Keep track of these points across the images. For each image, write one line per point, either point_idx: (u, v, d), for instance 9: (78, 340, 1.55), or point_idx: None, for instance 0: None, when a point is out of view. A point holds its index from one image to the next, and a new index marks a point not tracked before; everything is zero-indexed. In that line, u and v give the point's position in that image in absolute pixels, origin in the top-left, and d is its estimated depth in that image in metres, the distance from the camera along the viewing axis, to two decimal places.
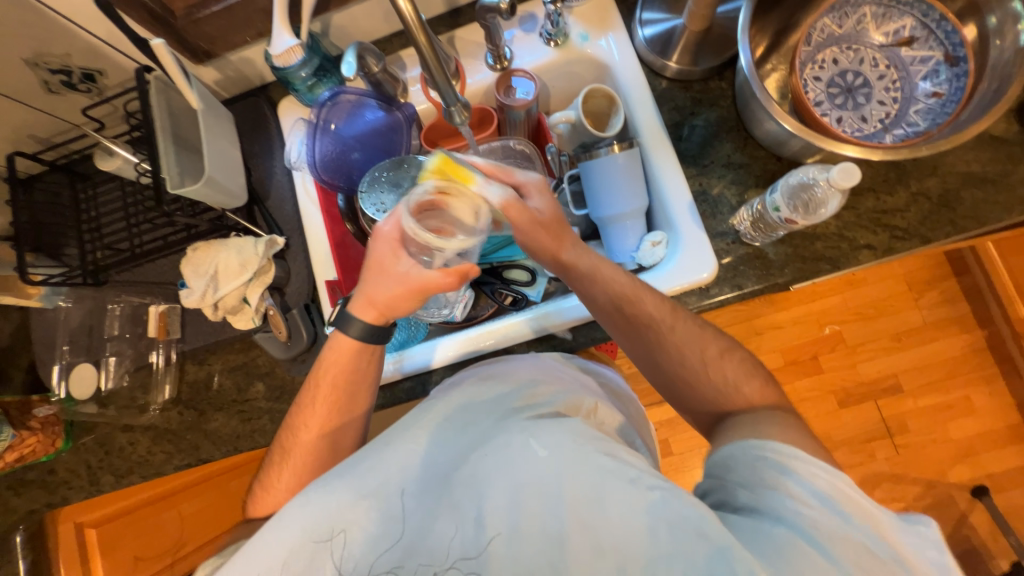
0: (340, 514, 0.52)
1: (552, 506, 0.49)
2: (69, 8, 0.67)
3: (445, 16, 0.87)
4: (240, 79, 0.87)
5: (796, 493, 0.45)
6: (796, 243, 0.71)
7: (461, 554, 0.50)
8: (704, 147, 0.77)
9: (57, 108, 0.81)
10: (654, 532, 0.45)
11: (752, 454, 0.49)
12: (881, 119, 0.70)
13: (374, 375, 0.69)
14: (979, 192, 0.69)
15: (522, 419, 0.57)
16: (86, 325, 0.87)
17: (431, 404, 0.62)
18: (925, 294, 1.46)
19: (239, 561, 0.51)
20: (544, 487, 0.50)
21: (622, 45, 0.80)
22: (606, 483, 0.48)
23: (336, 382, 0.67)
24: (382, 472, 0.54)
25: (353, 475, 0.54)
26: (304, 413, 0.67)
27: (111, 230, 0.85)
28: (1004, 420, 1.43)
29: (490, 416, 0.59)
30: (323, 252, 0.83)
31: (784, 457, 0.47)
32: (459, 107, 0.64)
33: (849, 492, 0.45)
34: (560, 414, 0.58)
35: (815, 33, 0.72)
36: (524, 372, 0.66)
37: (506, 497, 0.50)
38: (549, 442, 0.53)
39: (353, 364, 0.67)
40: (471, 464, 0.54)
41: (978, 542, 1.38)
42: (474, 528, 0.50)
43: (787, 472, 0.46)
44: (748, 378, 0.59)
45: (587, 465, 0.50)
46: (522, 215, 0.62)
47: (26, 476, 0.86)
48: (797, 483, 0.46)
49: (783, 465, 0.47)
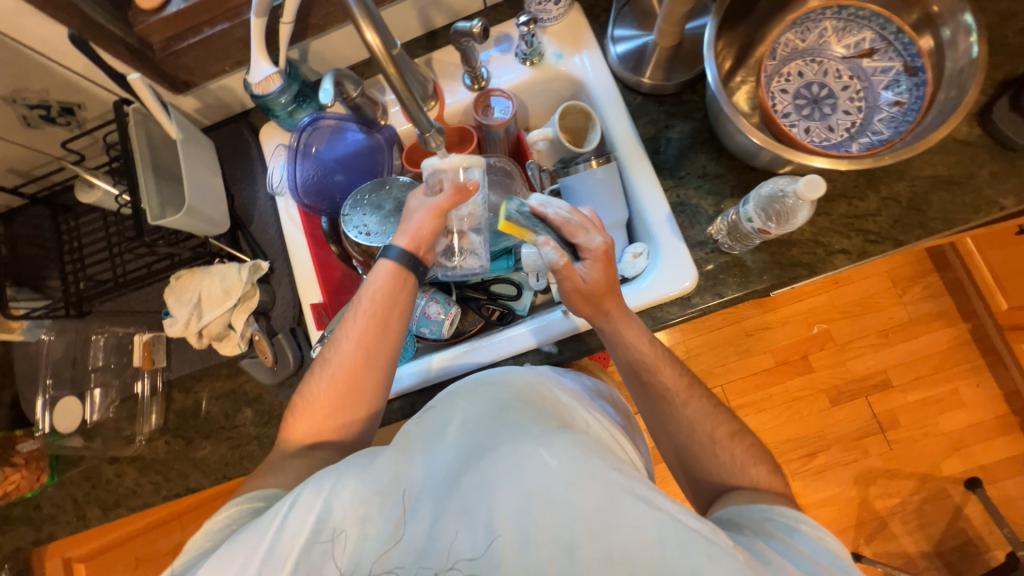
0: (352, 509, 0.55)
1: (562, 514, 0.49)
2: (43, 46, 0.68)
3: (422, 39, 0.88)
4: (221, 106, 0.87)
5: (804, 551, 0.49)
6: (773, 250, 0.73)
7: (462, 555, 0.50)
8: (680, 159, 0.79)
9: (36, 142, 0.81)
10: (664, 546, 0.46)
11: (759, 515, 0.55)
12: (847, 128, 0.72)
13: (406, 306, 0.71)
14: (947, 194, 0.71)
15: (532, 427, 0.55)
16: (69, 357, 0.86)
17: (438, 415, 0.62)
18: (909, 290, 1.49)
19: (256, 541, 0.55)
20: (553, 495, 0.49)
21: (596, 63, 0.82)
22: (618, 496, 0.48)
23: (377, 316, 0.68)
24: (392, 471, 0.57)
25: (367, 474, 0.57)
26: (343, 330, 0.69)
27: (94, 260, 0.84)
28: (993, 412, 1.45)
29: (494, 423, 0.57)
30: (308, 275, 0.83)
31: (793, 521, 0.53)
32: (434, 132, 0.67)
33: (844, 551, 0.51)
34: (566, 424, 0.58)
35: (779, 48, 0.74)
36: (530, 376, 0.65)
37: (515, 505, 0.50)
38: (558, 451, 0.52)
39: (391, 289, 0.69)
40: (480, 470, 0.53)
41: (975, 534, 1.39)
42: (482, 532, 0.50)
43: (793, 532, 0.52)
44: (753, 460, 0.63)
45: (597, 477, 0.50)
46: (597, 286, 0.64)
47: (11, 513, 0.85)
48: (803, 541, 0.51)
49: (790, 527, 0.53)
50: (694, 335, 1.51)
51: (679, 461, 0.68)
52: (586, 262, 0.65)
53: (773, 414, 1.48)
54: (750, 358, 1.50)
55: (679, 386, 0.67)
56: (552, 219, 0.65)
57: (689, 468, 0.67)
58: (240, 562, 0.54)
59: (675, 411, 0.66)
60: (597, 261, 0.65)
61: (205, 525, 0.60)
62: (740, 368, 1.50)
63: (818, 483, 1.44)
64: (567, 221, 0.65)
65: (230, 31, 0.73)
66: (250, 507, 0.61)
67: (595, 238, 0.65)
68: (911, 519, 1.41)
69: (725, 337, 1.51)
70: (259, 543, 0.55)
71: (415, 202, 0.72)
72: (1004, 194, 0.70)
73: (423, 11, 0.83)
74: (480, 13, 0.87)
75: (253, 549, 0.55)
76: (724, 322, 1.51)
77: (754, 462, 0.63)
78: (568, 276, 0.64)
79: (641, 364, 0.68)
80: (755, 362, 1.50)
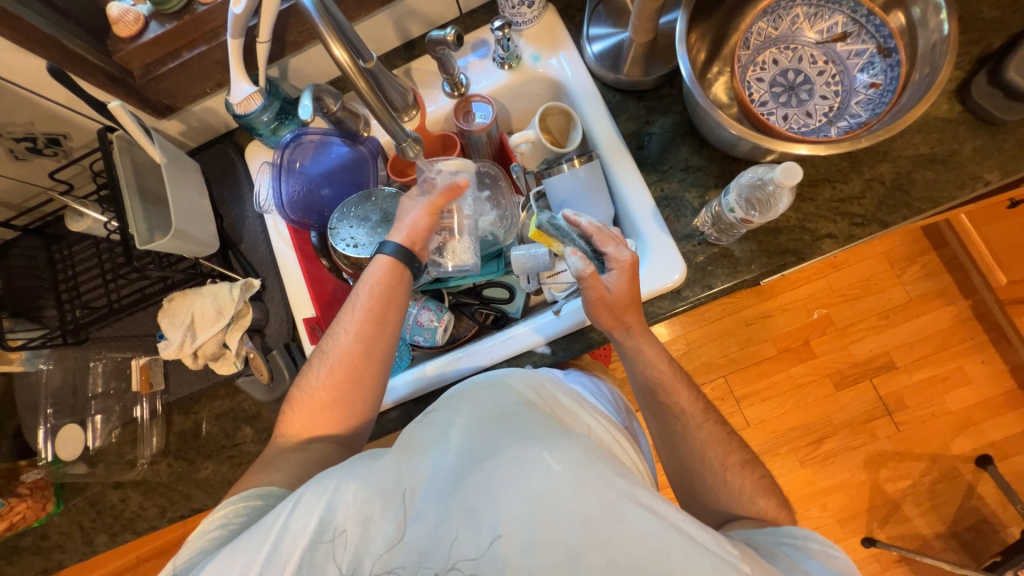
0: (354, 512, 0.55)
1: (567, 519, 0.49)
2: (25, 80, 0.68)
3: (400, 49, 0.89)
4: (205, 128, 0.88)
5: (814, 571, 0.52)
6: (760, 239, 0.73)
7: (462, 555, 0.51)
8: (662, 154, 0.79)
9: (25, 174, 0.82)
10: (667, 551, 0.47)
11: (771, 540, 0.58)
12: (825, 113, 0.72)
13: (401, 300, 0.72)
14: (931, 173, 0.71)
15: (535, 430, 0.56)
16: (69, 385, 0.87)
17: (441, 417, 0.62)
18: (907, 270, 1.48)
19: (257, 539, 0.55)
20: (558, 500, 0.50)
21: (573, 63, 0.82)
22: (622, 503, 0.50)
23: (374, 310, 0.69)
24: (395, 473, 0.57)
25: (369, 475, 0.57)
26: (340, 325, 0.70)
27: (88, 287, 0.85)
28: (1000, 387, 1.43)
29: (497, 425, 0.58)
30: (300, 290, 0.84)
31: (799, 544, 0.56)
32: (410, 142, 0.69)
33: (853, 570, 0.54)
34: (567, 428, 0.59)
35: (753, 37, 0.74)
36: (530, 378, 0.65)
37: (518, 507, 0.50)
38: (563, 456, 0.52)
39: (387, 284, 0.70)
40: (483, 472, 0.53)
41: (989, 512, 1.38)
42: (485, 533, 0.50)
43: (801, 555, 0.55)
44: (762, 491, 0.65)
45: (601, 483, 0.51)
46: (625, 297, 0.65)
47: (20, 543, 0.85)
48: (811, 564, 0.54)
49: (799, 550, 0.56)
50: (692, 327, 1.51)
51: (678, 455, 0.68)
52: (612, 273, 0.65)
53: (777, 402, 1.47)
54: (751, 347, 1.49)
55: (667, 379, 0.69)
56: (585, 228, 0.66)
57: (688, 461, 0.67)
58: (243, 563, 0.54)
59: (685, 431, 0.68)
60: (623, 272, 0.65)
61: (206, 518, 0.60)
62: (741, 358, 1.49)
63: (827, 469, 1.43)
64: (599, 231, 0.66)
65: (208, 54, 0.74)
66: (249, 506, 0.61)
67: (626, 250, 0.66)
68: (924, 500, 1.40)
69: (724, 328, 1.51)
70: (261, 545, 0.55)
71: (408, 202, 0.75)
72: (988, 169, 0.70)
73: (399, 22, 0.83)
74: (456, 21, 0.88)
75: (255, 550, 0.54)
76: (722, 313, 1.51)
77: (763, 493, 0.65)
78: (594, 287, 0.63)
79: (659, 385, 0.69)
80: (756, 351, 1.49)
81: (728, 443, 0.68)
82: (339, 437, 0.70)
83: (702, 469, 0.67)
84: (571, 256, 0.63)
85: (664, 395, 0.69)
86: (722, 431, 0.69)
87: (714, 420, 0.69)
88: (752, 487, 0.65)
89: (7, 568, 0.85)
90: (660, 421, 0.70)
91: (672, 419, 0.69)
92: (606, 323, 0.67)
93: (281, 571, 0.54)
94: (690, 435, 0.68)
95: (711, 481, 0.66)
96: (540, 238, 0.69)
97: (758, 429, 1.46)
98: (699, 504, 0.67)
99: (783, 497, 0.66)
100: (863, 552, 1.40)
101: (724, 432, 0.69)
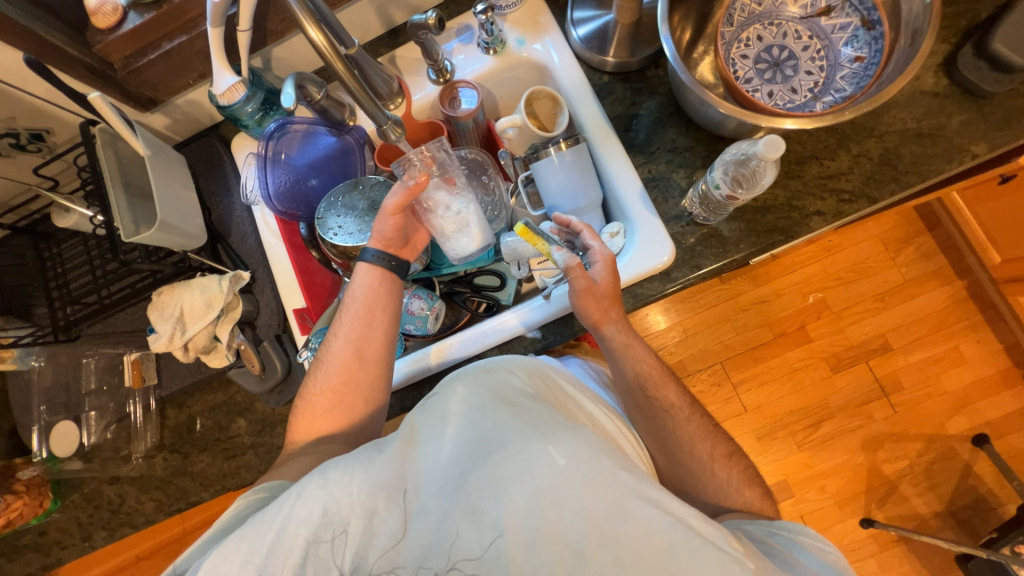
0: (358, 506, 0.54)
1: (572, 516, 0.50)
2: (6, 73, 0.68)
3: (385, 37, 0.89)
4: (191, 121, 0.88)
5: (805, 566, 0.53)
6: (748, 218, 0.73)
7: (462, 555, 0.51)
8: (650, 136, 0.79)
9: (10, 171, 0.82)
10: (673, 550, 0.48)
11: (763, 530, 0.59)
12: (810, 89, 0.72)
13: (392, 299, 0.74)
14: (918, 147, 0.71)
15: (540, 425, 0.55)
16: (61, 382, 0.86)
17: (440, 411, 0.60)
18: (902, 252, 1.48)
19: (255, 531, 0.53)
20: (563, 496, 0.51)
21: (559, 47, 0.82)
22: (628, 498, 0.50)
23: (365, 312, 0.72)
24: (399, 466, 0.56)
25: (371, 467, 0.55)
26: (335, 326, 0.73)
27: (78, 283, 0.83)
28: (995, 365, 1.44)
29: (499, 417, 0.57)
30: (290, 280, 0.85)
31: (792, 535, 0.58)
32: (391, 124, 0.67)
33: (846, 565, 0.54)
34: (569, 419, 0.59)
35: (736, 14, 0.73)
36: (530, 367, 0.65)
37: (524, 504, 0.51)
38: (567, 450, 0.53)
39: (377, 287, 0.74)
40: (488, 468, 0.53)
41: (986, 491, 1.38)
42: (488, 531, 0.51)
43: (796, 547, 0.56)
44: (747, 480, 0.66)
45: (608, 479, 0.51)
46: (608, 280, 0.67)
47: (19, 541, 0.85)
48: (807, 557, 0.55)
49: (793, 542, 0.57)
50: (688, 312, 1.51)
51: (670, 447, 0.68)
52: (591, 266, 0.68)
53: (774, 386, 1.47)
54: (747, 332, 1.49)
55: (657, 370, 0.70)
56: (575, 227, 0.71)
57: (676, 449, 0.67)
58: (245, 554, 0.52)
59: (676, 421, 0.68)
60: (603, 263, 0.67)
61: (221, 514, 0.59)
62: (737, 344, 1.49)
63: (823, 452, 1.44)
64: (587, 228, 0.70)
65: (190, 44, 0.73)
66: (257, 497, 0.61)
67: (595, 243, 0.69)
68: (921, 480, 1.41)
69: (720, 313, 1.50)
70: (266, 535, 0.53)
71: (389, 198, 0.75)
72: (975, 141, 0.70)
73: (381, 8, 0.83)
74: (439, 6, 0.88)
75: (259, 539, 0.52)
76: (718, 299, 1.50)
77: (747, 484, 0.66)
78: (580, 277, 0.66)
79: (645, 380, 0.69)
80: (752, 336, 1.49)
81: (715, 434, 0.69)
82: (331, 433, 0.70)
83: (692, 463, 0.67)
84: (556, 252, 0.68)
85: (656, 388, 0.69)
86: (712, 425, 0.70)
87: (704, 416, 0.70)
88: (738, 475, 0.66)
89: (6, 566, 0.85)
90: (651, 414, 0.69)
91: (666, 413, 0.68)
92: (592, 315, 0.67)
93: (281, 567, 0.52)
94: (678, 425, 0.68)
95: (702, 469, 0.66)
96: (526, 236, 0.68)
97: (755, 414, 1.47)
98: (689, 492, 0.67)
99: (767, 485, 0.68)
100: (860, 533, 1.40)
101: (710, 422, 0.70)
